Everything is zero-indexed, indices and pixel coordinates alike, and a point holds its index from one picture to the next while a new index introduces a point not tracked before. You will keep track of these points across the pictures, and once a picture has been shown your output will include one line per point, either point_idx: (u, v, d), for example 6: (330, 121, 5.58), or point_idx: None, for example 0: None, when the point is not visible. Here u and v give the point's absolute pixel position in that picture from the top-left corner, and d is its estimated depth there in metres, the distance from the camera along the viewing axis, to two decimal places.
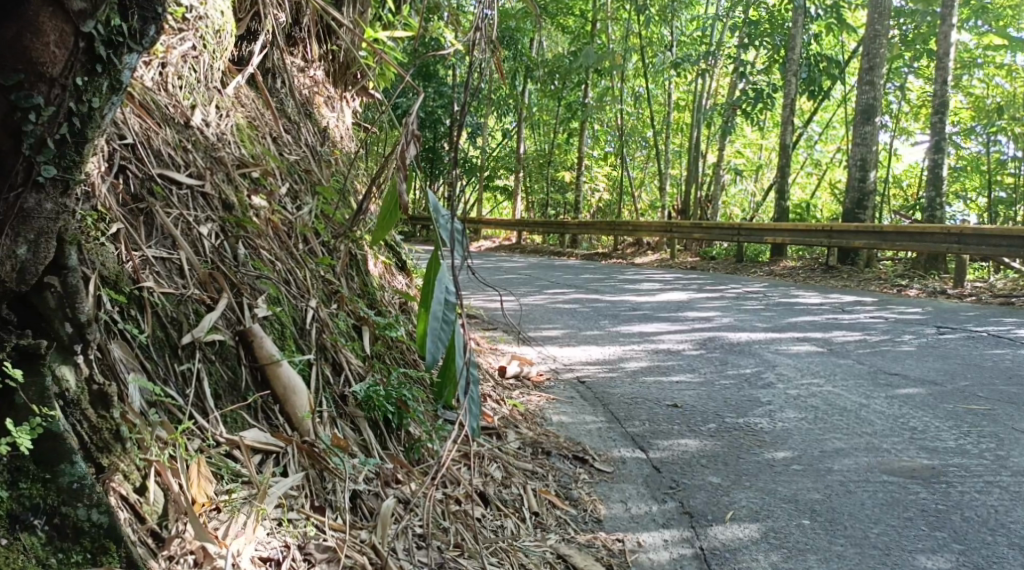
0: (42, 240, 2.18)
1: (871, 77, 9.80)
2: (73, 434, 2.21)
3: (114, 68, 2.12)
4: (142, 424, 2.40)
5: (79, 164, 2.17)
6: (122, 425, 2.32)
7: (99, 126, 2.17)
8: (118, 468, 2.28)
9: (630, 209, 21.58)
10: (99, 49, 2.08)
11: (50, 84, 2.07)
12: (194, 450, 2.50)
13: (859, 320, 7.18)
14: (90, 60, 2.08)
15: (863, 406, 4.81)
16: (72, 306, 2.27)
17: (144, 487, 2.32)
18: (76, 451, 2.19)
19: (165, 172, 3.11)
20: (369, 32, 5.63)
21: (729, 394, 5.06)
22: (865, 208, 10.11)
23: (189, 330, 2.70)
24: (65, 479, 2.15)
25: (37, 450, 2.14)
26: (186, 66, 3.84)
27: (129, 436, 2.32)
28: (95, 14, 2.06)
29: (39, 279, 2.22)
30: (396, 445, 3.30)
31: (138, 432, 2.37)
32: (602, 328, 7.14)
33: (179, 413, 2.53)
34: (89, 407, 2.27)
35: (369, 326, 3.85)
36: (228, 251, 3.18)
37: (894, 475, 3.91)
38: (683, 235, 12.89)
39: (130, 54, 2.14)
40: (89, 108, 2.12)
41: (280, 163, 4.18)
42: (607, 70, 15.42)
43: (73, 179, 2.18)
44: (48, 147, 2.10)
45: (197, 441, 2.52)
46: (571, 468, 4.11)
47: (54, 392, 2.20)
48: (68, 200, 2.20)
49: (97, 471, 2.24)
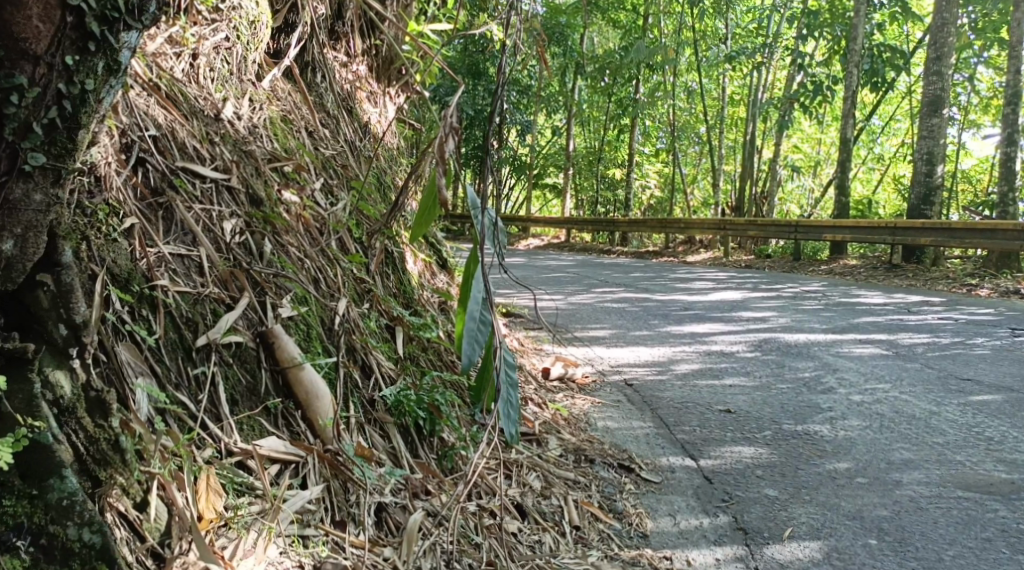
0: (31, 234, 2.06)
1: (939, 67, 9.42)
2: (65, 446, 2.07)
3: (110, 48, 2.00)
4: (147, 433, 2.23)
5: (72, 152, 2.05)
6: (122, 435, 2.16)
7: (95, 109, 2.05)
8: (116, 482, 2.13)
9: (682, 207, 21.24)
10: (92, 26, 1.97)
11: (36, 63, 1.95)
12: (204, 460, 2.34)
13: (926, 322, 6.86)
14: (80, 38, 1.97)
15: (933, 413, 4.54)
16: (66, 307, 2.14)
17: (145, 502, 2.18)
18: (67, 465, 2.05)
19: (188, 165, 2.96)
20: (413, 26, 5.48)
21: (786, 400, 4.81)
22: (931, 204, 9.72)
23: (204, 332, 2.54)
24: (54, 496, 2.02)
25: (23, 464, 2.01)
26: (219, 57, 3.70)
27: (129, 447, 2.16)
28: None
29: (28, 277, 2.09)
30: (428, 453, 3.14)
31: (142, 441, 2.22)
32: (652, 328, 6.90)
33: (189, 421, 2.37)
34: (85, 416, 2.12)
35: (403, 326, 3.69)
36: (253, 247, 3.02)
37: (969, 491, 3.66)
38: (737, 233, 12.58)
39: (129, 31, 2.02)
40: (82, 90, 2.00)
41: (313, 157, 4.03)
42: (660, 64, 15.13)
43: (66, 168, 2.06)
44: (35, 131, 1.98)
45: (207, 450, 2.36)
46: (616, 477, 3.90)
47: (46, 399, 2.07)
48: (60, 190, 2.08)
49: (94, 485, 2.09)
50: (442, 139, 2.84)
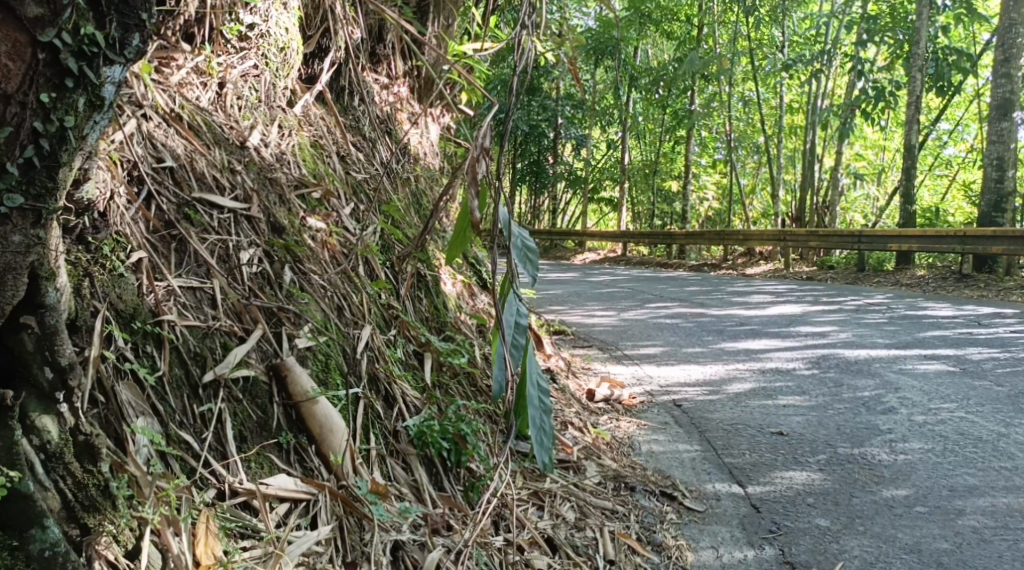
0: (10, 276, 2.02)
1: (1007, 69, 9.11)
2: (53, 493, 2.06)
3: (90, 83, 1.97)
4: (141, 475, 2.22)
5: (52, 191, 2.01)
6: (113, 481, 2.16)
7: (76, 146, 2.01)
8: (104, 529, 2.12)
9: (742, 218, 20.90)
10: (68, 62, 1.93)
11: (9, 102, 1.91)
12: (205, 501, 2.31)
13: (997, 335, 6.60)
14: (57, 74, 1.93)
15: (1001, 436, 4.34)
16: (51, 349, 2.12)
17: (136, 549, 2.16)
18: (49, 515, 2.03)
19: (205, 196, 2.92)
20: (455, 46, 5.40)
21: (842, 421, 4.62)
22: (1003, 211, 9.39)
23: (212, 367, 2.54)
24: (35, 546, 1.99)
25: (4, 516, 1.98)
26: (247, 85, 3.59)
27: (120, 493, 2.15)
28: (57, 23, 1.90)
29: (13, 319, 2.07)
30: (454, 485, 3.05)
31: (135, 484, 2.21)
32: (706, 345, 6.72)
33: (191, 461, 2.36)
34: (74, 461, 2.12)
35: (431, 352, 3.61)
36: (272, 276, 2.96)
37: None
38: (798, 244, 12.30)
39: (110, 65, 1.99)
40: (60, 127, 1.96)
41: (342, 182, 3.95)
42: (716, 74, 14.90)
43: (47, 208, 2.02)
44: (12, 171, 1.94)
45: (209, 491, 2.34)
46: (657, 505, 3.77)
47: (34, 444, 2.06)
48: (42, 231, 2.04)
49: (81, 532, 2.09)
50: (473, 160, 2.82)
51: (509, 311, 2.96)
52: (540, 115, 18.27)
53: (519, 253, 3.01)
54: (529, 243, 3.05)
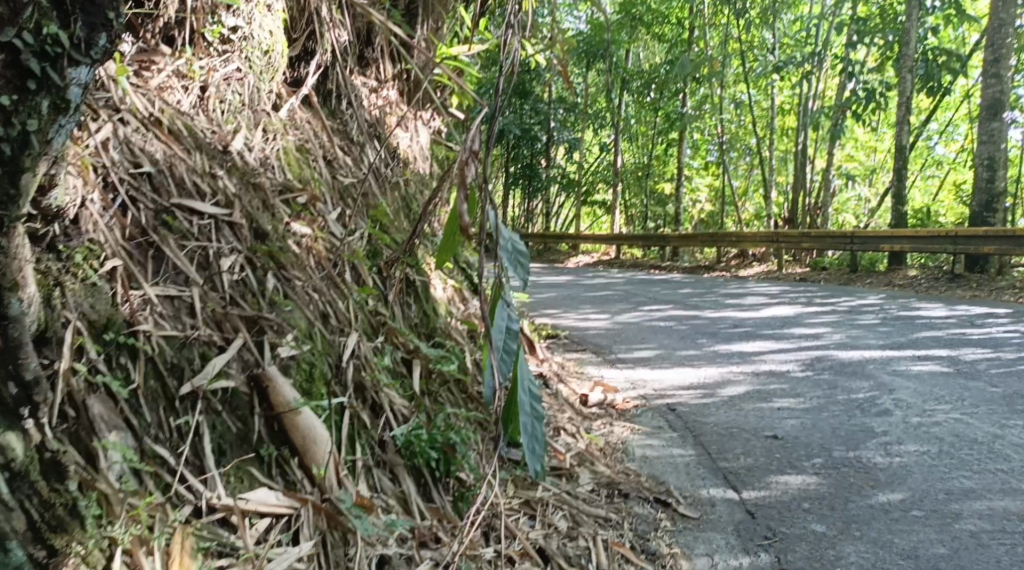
0: None
1: (997, 69, 9.07)
2: (18, 513, 2.03)
3: (53, 84, 1.93)
4: (112, 493, 2.17)
5: (15, 198, 1.99)
6: (81, 500, 2.12)
7: (40, 151, 1.98)
8: (72, 550, 2.06)
9: (735, 220, 20.86)
10: (30, 62, 1.89)
11: None
12: (181, 518, 2.25)
13: (990, 335, 6.55)
14: (19, 75, 1.89)
15: (997, 437, 4.28)
16: (15, 361, 2.10)
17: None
18: (13, 537, 2.00)
19: (184, 201, 2.85)
20: (445, 49, 5.31)
21: (837, 424, 4.56)
22: (994, 211, 9.35)
23: (189, 378, 2.48)
24: None
25: None
26: (229, 89, 3.47)
27: (89, 512, 2.11)
28: (19, 22, 1.87)
29: None
30: (443, 495, 2.98)
31: (104, 502, 2.15)
32: (700, 347, 6.66)
33: (166, 475, 2.30)
34: (40, 479, 2.09)
35: (420, 359, 3.53)
36: (254, 284, 2.89)
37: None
38: (791, 245, 12.24)
39: (76, 67, 1.94)
40: (23, 131, 1.93)
41: (328, 187, 3.86)
42: (707, 77, 14.85)
43: (10, 215, 2.00)
44: None
45: (184, 508, 2.28)
46: (651, 513, 3.70)
47: None
48: (6, 240, 2.02)
49: (48, 553, 2.04)
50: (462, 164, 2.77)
51: (499, 317, 2.91)
52: (531, 119, 18.20)
53: (510, 258, 2.96)
54: (520, 248, 3.01)
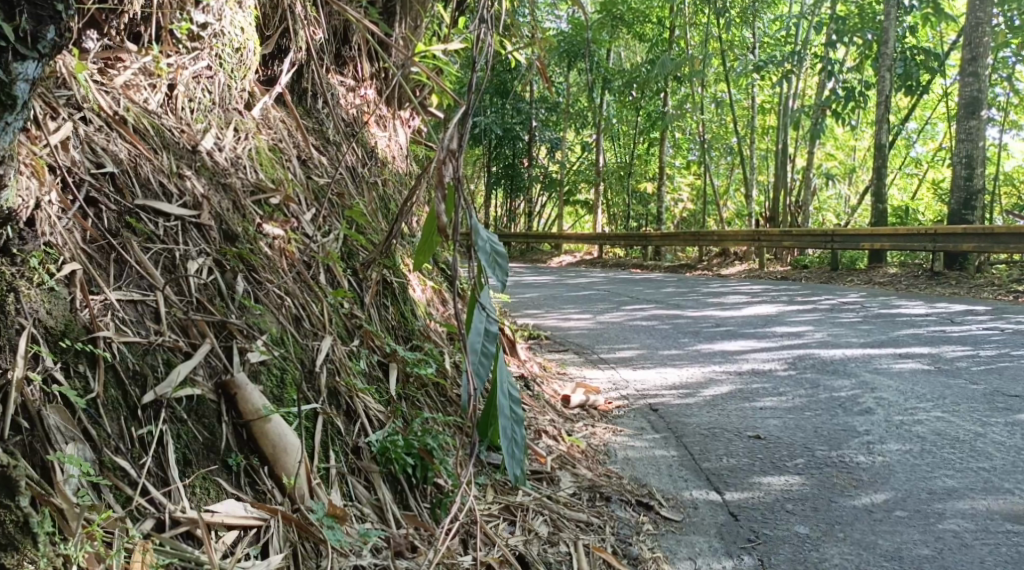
0: None
1: (975, 68, 9.05)
2: None
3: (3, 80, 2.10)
4: (67, 506, 2.12)
5: None
6: (34, 516, 2.06)
7: None
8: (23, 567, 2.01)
9: (716, 219, 20.84)
10: None
11: None
12: (141, 532, 2.20)
13: (970, 333, 6.52)
14: None
15: (978, 435, 4.25)
16: None
17: None
18: None
19: (149, 203, 2.77)
20: (422, 47, 5.23)
21: (819, 423, 4.51)
22: (972, 208, 9.34)
23: (152, 387, 2.43)
24: None
25: None
26: (199, 87, 3.36)
27: (42, 528, 2.06)
28: None
29: None
30: (420, 502, 2.91)
31: (58, 516, 2.10)
32: (682, 347, 6.59)
33: (127, 488, 2.25)
34: None
35: (397, 362, 3.44)
36: (223, 287, 2.81)
37: (1018, 524, 3.45)
38: (772, 244, 12.23)
39: (24, 60, 2.12)
40: None
41: (303, 187, 3.75)
42: (688, 77, 14.82)
43: None
44: None
45: (146, 522, 2.22)
46: (634, 516, 3.64)
47: None
48: None
49: None
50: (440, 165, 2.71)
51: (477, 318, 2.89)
52: (513, 118, 18.14)
53: (488, 258, 2.90)
54: (498, 247, 2.96)
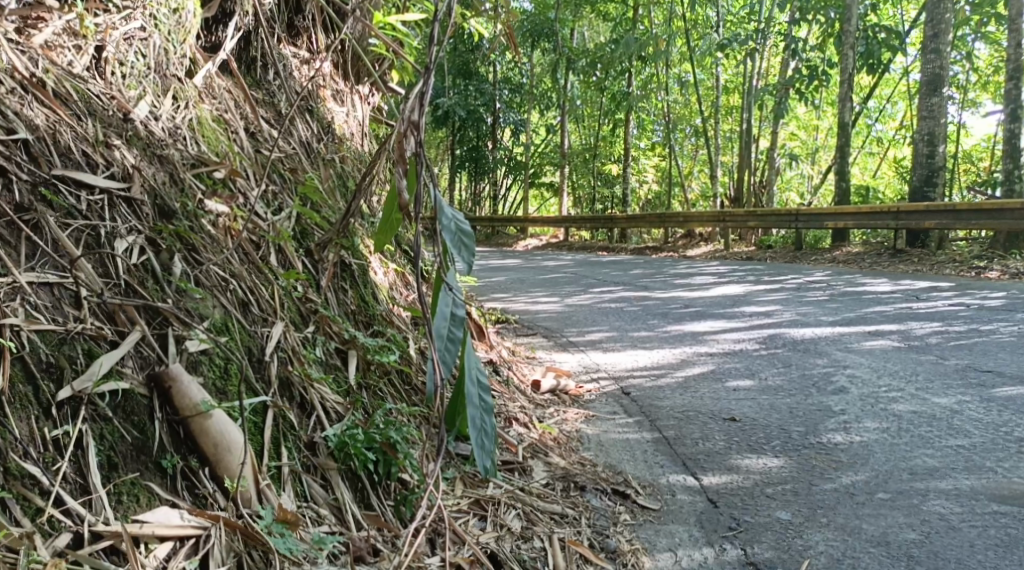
0: None
1: (936, 44, 8.84)
2: None
3: None
4: None
5: None
6: None
7: None
8: None
9: (681, 200, 20.65)
10: None
11: None
12: (53, 550, 2.00)
13: (938, 309, 6.37)
14: None
15: (954, 412, 4.07)
16: None
17: None
18: None
19: (70, 173, 2.53)
20: (380, 17, 4.92)
21: (795, 403, 4.30)
22: (935, 184, 9.19)
23: (70, 381, 2.20)
24: None
25: None
26: (132, 50, 3.07)
27: None
28: None
29: None
30: (383, 500, 2.66)
31: None
32: (652, 329, 6.38)
33: (36, 499, 2.04)
34: None
35: (356, 349, 3.16)
36: (156, 267, 2.55)
37: (1005, 504, 3.26)
38: (737, 224, 12.05)
39: None
40: None
41: (251, 161, 3.44)
42: (653, 56, 14.50)
43: None
44: None
45: (60, 538, 2.02)
46: (609, 504, 3.41)
47: None
48: None
49: None
50: (401, 139, 2.60)
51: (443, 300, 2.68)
52: (476, 100, 17.67)
53: (454, 239, 2.69)
54: (464, 225, 2.72)
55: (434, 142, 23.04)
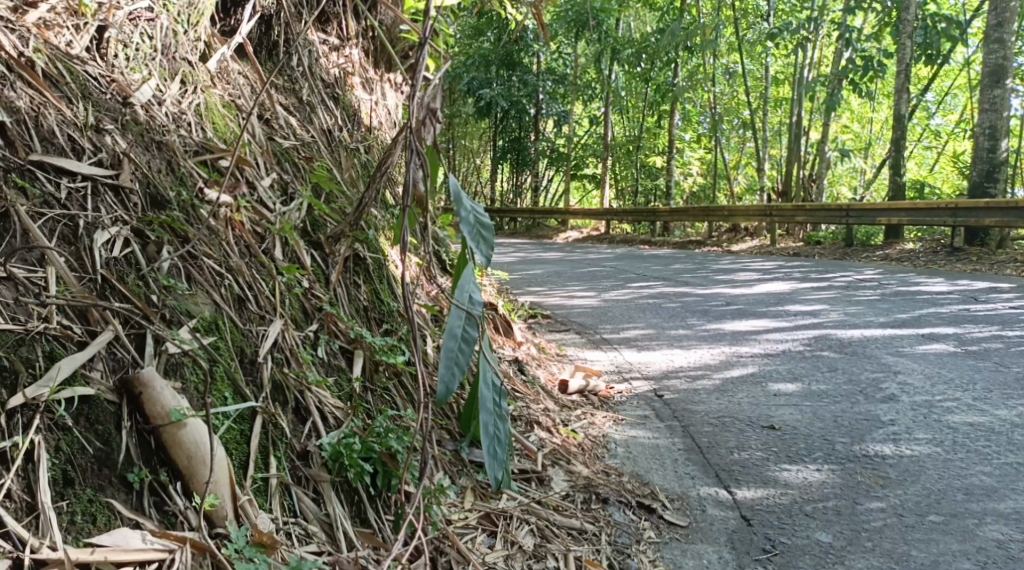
0: None
1: (1000, 34, 8.44)
2: None
3: None
4: None
5: None
6: None
7: None
8: None
9: (727, 193, 20.26)
10: None
11: None
12: None
13: (996, 311, 6.04)
14: None
15: (1014, 426, 3.79)
16: None
17: None
18: None
19: (48, 160, 2.39)
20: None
21: (840, 412, 4.04)
22: (995, 180, 8.79)
23: (24, 387, 2.05)
24: None
25: None
26: (134, 31, 2.91)
27: None
28: None
29: None
30: (381, 516, 2.47)
31: None
32: (691, 327, 6.13)
33: None
34: None
35: (363, 349, 2.96)
36: (138, 260, 2.40)
37: None
38: (785, 219, 11.70)
39: None
40: None
41: (263, 148, 3.25)
42: (699, 46, 14.16)
43: None
44: None
45: None
46: (633, 520, 3.19)
47: None
48: None
49: None
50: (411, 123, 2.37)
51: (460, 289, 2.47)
52: (519, 91, 17.46)
53: (472, 232, 2.46)
54: (484, 217, 2.50)
55: (477, 132, 22.85)
